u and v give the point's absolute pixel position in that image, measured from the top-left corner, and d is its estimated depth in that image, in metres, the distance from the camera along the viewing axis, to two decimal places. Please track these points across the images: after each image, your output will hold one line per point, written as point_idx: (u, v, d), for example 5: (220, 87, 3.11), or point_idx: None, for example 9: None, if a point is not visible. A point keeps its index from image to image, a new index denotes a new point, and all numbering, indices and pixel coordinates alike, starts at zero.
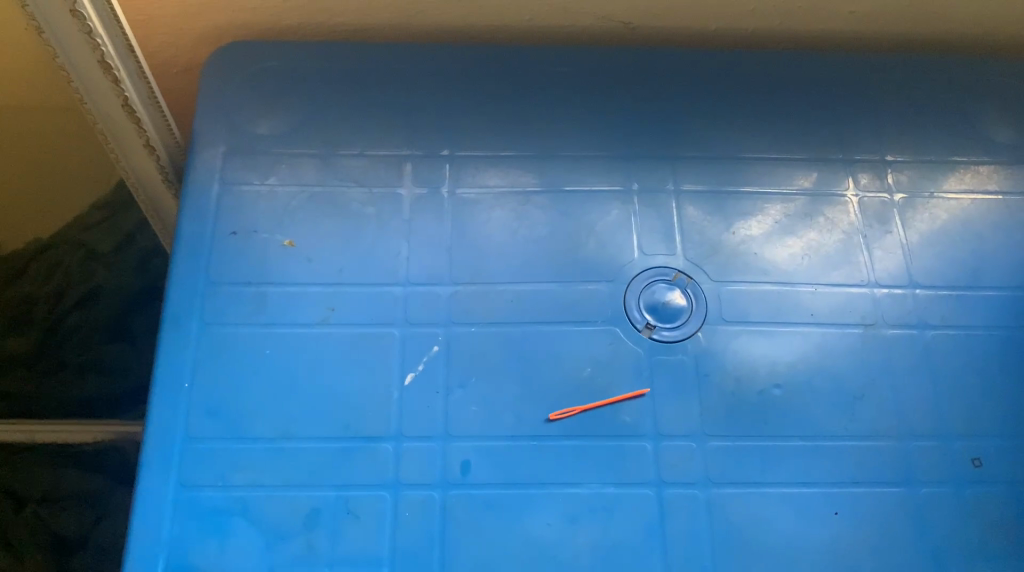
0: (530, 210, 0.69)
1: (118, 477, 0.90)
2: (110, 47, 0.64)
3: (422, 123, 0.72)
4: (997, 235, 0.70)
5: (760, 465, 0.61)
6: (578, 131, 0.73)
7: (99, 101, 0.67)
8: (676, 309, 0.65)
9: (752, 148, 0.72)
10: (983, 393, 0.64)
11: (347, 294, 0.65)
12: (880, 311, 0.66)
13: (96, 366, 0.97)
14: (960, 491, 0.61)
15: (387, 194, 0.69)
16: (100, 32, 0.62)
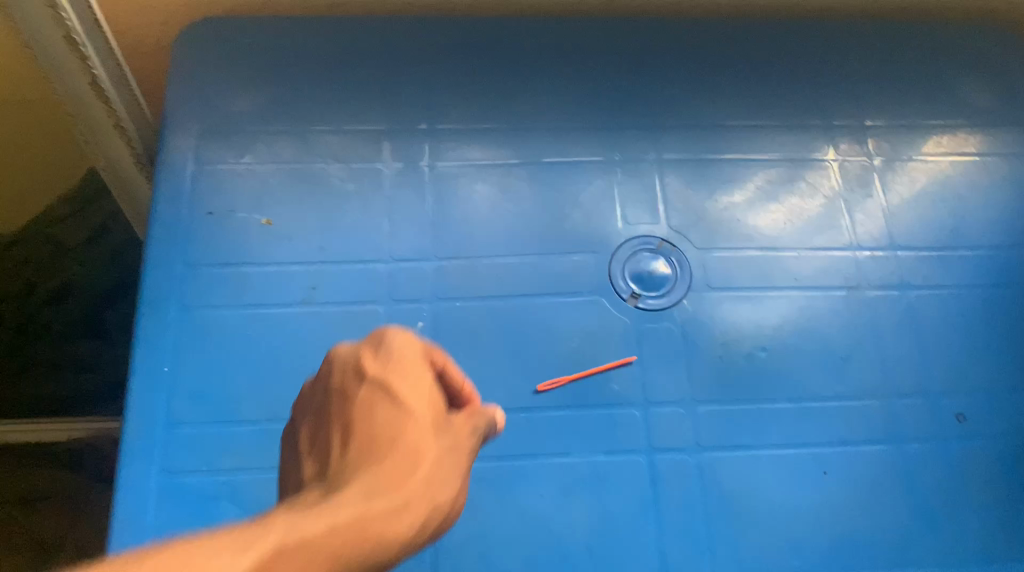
0: (513, 183, 0.69)
1: (99, 476, 0.89)
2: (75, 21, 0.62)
3: (400, 97, 0.71)
4: (975, 195, 0.70)
5: (750, 428, 0.61)
6: (560, 103, 0.72)
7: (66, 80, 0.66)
8: (662, 278, 0.65)
9: (731, 115, 0.72)
10: (965, 350, 0.64)
11: (329, 273, 0.65)
12: (863, 273, 0.66)
13: (72, 362, 0.92)
14: (946, 446, 0.61)
15: (367, 170, 0.68)
16: (65, 6, 0.61)
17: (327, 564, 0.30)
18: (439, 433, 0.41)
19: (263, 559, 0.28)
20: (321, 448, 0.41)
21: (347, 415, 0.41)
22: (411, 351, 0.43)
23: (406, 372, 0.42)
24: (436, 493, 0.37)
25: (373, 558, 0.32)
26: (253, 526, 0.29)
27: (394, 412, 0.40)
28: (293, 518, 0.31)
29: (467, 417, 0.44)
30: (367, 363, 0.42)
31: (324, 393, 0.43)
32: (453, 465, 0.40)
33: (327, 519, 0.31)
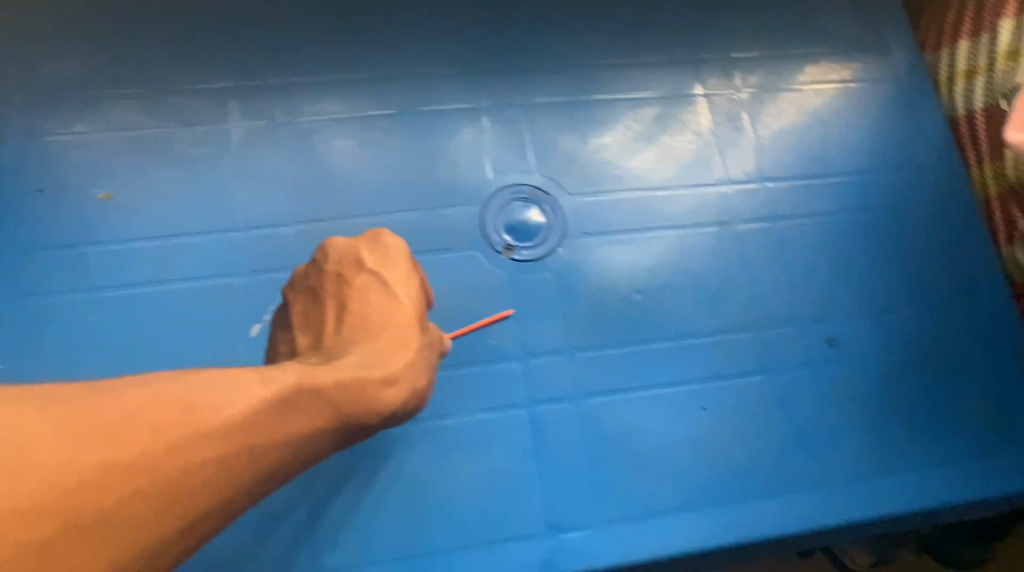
0: (375, 136, 0.65)
1: None
2: None
3: (247, 52, 0.66)
4: (843, 121, 0.70)
5: (628, 371, 0.60)
6: (421, 49, 0.68)
7: None
8: (535, 227, 0.64)
9: (598, 54, 0.70)
10: (836, 276, 0.65)
11: (179, 247, 0.61)
12: (734, 208, 0.66)
13: None
14: (819, 371, 0.62)
15: (215, 131, 0.64)
16: None
17: (330, 412, 0.37)
18: (423, 326, 0.47)
19: (281, 397, 0.34)
20: (311, 327, 0.48)
21: (340, 298, 0.48)
22: (402, 251, 0.50)
23: (398, 269, 0.49)
24: (416, 374, 0.44)
25: (361, 415, 0.39)
26: (274, 369, 0.36)
27: (385, 301, 0.47)
28: (307, 367, 0.38)
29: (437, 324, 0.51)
30: (363, 258, 0.49)
31: (317, 277, 0.50)
32: (433, 357, 0.47)
33: (334, 375, 0.38)
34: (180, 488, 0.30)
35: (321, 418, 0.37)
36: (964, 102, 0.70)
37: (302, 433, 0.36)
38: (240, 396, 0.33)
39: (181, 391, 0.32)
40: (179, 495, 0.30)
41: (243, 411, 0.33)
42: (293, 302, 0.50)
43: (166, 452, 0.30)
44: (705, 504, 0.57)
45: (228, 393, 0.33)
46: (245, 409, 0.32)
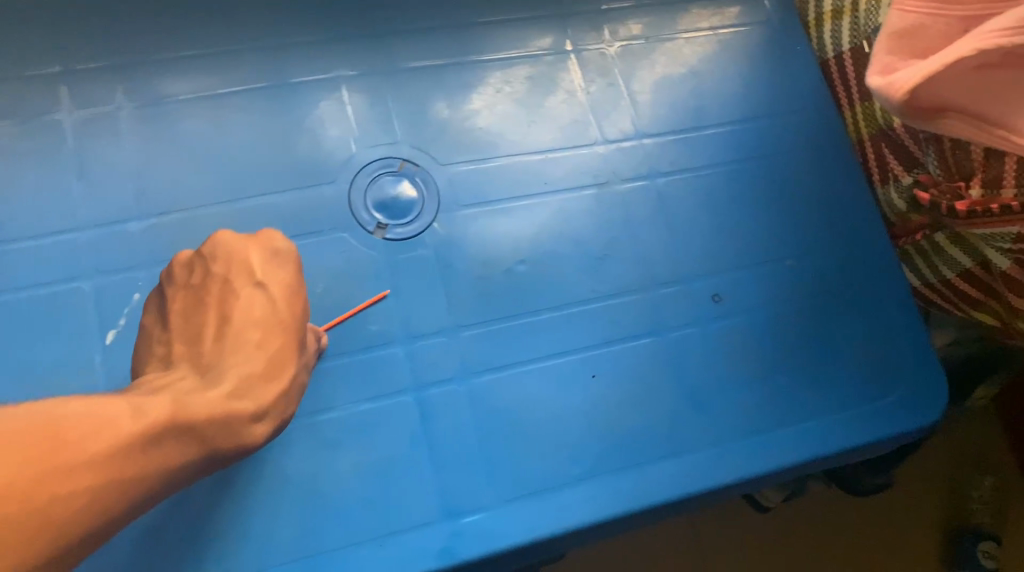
0: (226, 115, 0.60)
1: None
2: None
3: (73, 31, 0.60)
4: (716, 70, 0.69)
5: (514, 345, 0.58)
6: (270, 18, 0.63)
7: None
8: (407, 203, 0.61)
9: (462, 11, 0.67)
10: (718, 229, 0.64)
11: (13, 253, 0.55)
12: (612, 167, 0.64)
13: None
14: (707, 327, 0.61)
15: (43, 123, 0.58)
16: None
17: (196, 446, 0.40)
18: (301, 342, 0.48)
19: (152, 427, 0.38)
20: (185, 330, 0.47)
21: (221, 304, 0.47)
22: (293, 258, 0.49)
23: (289, 278, 0.49)
24: (286, 404, 0.47)
25: (231, 444, 0.43)
26: (151, 400, 0.39)
27: (272, 319, 0.47)
28: (182, 397, 0.41)
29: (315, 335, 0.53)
30: (253, 263, 0.48)
31: (202, 275, 0.48)
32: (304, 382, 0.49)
33: (208, 408, 0.41)
34: (42, 516, 0.33)
35: (191, 445, 0.40)
36: (832, 44, 0.69)
37: (171, 464, 0.39)
38: (112, 428, 0.36)
39: (58, 417, 0.35)
40: (44, 521, 0.33)
41: (113, 444, 0.36)
42: (168, 296, 0.48)
43: (32, 479, 0.33)
44: (601, 472, 0.56)
45: (100, 424, 0.36)
46: (111, 442, 0.36)
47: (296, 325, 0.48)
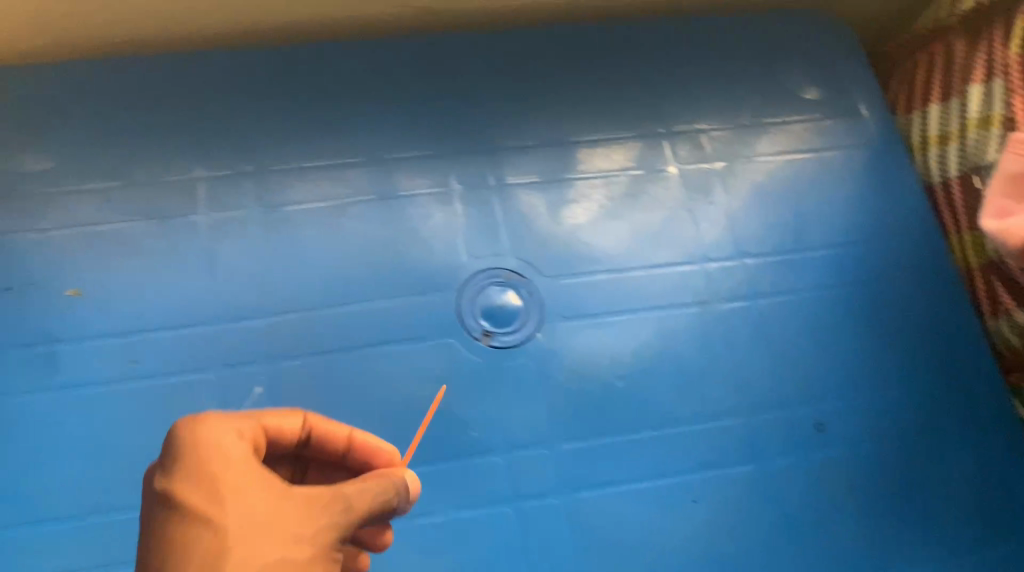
0: (347, 222, 0.64)
1: None
2: None
3: (215, 138, 0.65)
4: (817, 190, 0.69)
5: (613, 463, 0.59)
6: (391, 129, 0.68)
7: None
8: (512, 311, 0.62)
9: (570, 125, 0.70)
10: (821, 354, 0.64)
11: (145, 344, 0.59)
12: (713, 286, 0.65)
13: None
14: (808, 457, 0.61)
15: (182, 223, 0.62)
16: None
17: None
18: (250, 530, 0.38)
19: None
20: None
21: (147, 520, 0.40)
22: (194, 443, 0.40)
23: (196, 476, 0.39)
24: None
25: None
26: None
27: (190, 531, 0.38)
28: None
29: (293, 514, 0.39)
30: (158, 466, 0.40)
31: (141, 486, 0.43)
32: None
33: None
34: None
35: None
36: (938, 170, 0.69)
37: None
38: None
39: None
40: None
41: None
42: None
43: None
44: None
45: None
46: None
47: (233, 515, 0.38)
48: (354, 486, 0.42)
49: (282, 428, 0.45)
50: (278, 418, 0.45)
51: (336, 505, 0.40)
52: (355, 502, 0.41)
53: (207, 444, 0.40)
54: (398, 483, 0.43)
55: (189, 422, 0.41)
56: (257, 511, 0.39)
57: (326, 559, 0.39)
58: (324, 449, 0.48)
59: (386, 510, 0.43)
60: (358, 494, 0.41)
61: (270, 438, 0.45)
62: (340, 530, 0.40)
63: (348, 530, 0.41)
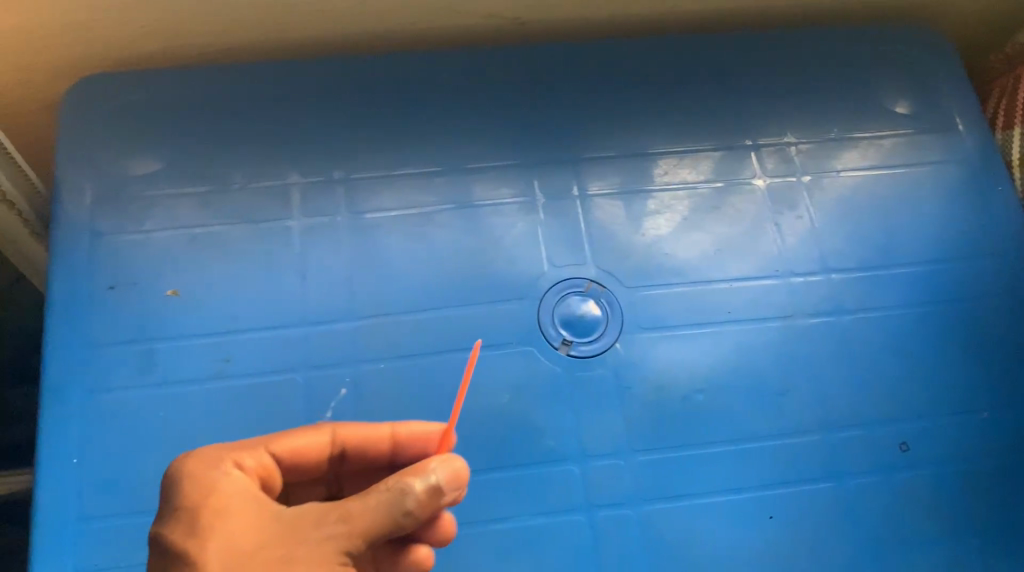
0: (432, 230, 0.65)
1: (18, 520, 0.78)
2: None
3: (308, 146, 0.68)
4: (905, 206, 0.68)
5: (689, 476, 0.59)
6: (477, 140, 0.69)
7: None
8: (592, 321, 0.63)
9: (653, 137, 0.70)
10: (907, 374, 0.63)
11: (237, 344, 0.61)
12: (796, 301, 0.64)
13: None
14: (890, 479, 0.60)
15: (275, 227, 0.65)
16: None
17: None
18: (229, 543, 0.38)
19: None
20: None
21: None
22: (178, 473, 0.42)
23: (181, 511, 0.40)
24: None
25: None
26: None
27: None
28: None
29: (270, 532, 0.39)
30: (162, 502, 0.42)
31: None
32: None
33: None
34: None
35: None
36: None
37: None
38: None
39: None
40: None
41: None
42: None
43: None
44: None
45: None
46: None
47: (217, 535, 0.39)
48: (360, 498, 0.40)
49: (307, 448, 0.47)
50: (297, 439, 0.47)
51: (331, 515, 0.39)
52: (353, 513, 0.39)
53: (197, 475, 0.42)
54: (425, 479, 0.40)
55: (185, 460, 0.43)
56: (235, 534, 0.39)
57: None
58: (364, 456, 0.49)
59: (403, 515, 0.39)
60: (355, 504, 0.39)
61: (291, 463, 0.47)
62: (335, 542, 0.38)
63: (349, 544, 0.38)
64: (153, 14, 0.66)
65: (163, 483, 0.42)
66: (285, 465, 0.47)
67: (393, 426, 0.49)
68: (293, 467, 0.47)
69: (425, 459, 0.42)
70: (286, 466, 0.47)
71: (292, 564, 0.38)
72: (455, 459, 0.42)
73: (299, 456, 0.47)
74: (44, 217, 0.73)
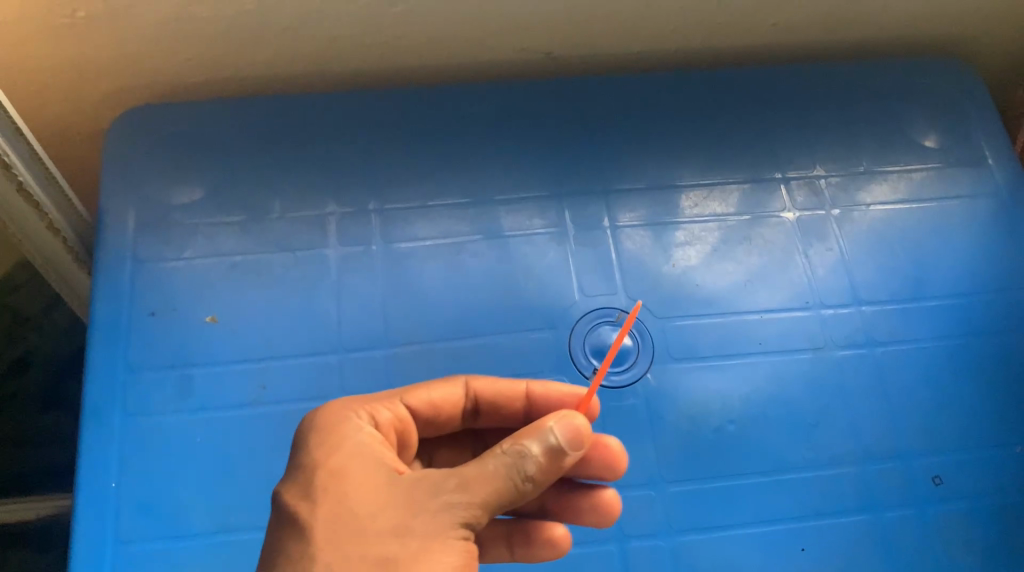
0: (465, 260, 0.67)
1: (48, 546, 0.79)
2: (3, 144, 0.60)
3: (346, 177, 0.70)
4: (937, 239, 0.68)
5: (722, 507, 0.59)
6: (510, 172, 0.70)
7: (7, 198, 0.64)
8: (625, 350, 0.63)
9: (683, 169, 0.71)
10: (939, 406, 0.63)
11: (274, 370, 0.62)
12: (828, 332, 0.64)
13: (24, 438, 0.82)
14: (925, 511, 0.59)
15: (313, 255, 0.66)
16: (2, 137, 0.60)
17: None
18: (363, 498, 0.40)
19: None
20: None
21: None
22: (312, 425, 0.44)
23: (305, 467, 0.42)
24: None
25: None
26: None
27: (277, 538, 0.39)
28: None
29: (387, 501, 0.39)
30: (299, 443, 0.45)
31: None
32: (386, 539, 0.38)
33: None
34: None
35: None
36: None
37: None
38: None
39: None
40: None
41: None
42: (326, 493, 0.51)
43: None
44: None
45: None
46: None
47: (349, 488, 0.40)
48: (478, 465, 0.40)
49: (442, 400, 0.50)
50: (433, 392, 0.49)
51: (449, 483, 0.40)
52: (473, 478, 0.40)
53: (328, 431, 0.43)
54: (542, 441, 0.41)
55: (320, 410, 0.46)
56: (352, 499, 0.40)
57: (442, 546, 0.38)
58: (496, 410, 0.52)
59: (524, 477, 0.40)
60: (474, 470, 0.40)
61: (428, 413, 0.49)
62: (457, 511, 0.39)
63: (472, 508, 0.39)
64: (200, 45, 0.68)
65: (298, 434, 0.44)
66: (422, 418, 0.49)
67: (525, 383, 0.52)
68: (431, 419, 0.50)
69: (541, 418, 0.43)
70: (421, 418, 0.50)
71: (409, 535, 0.38)
72: (573, 417, 0.43)
73: (436, 407, 0.50)
74: (86, 244, 0.74)
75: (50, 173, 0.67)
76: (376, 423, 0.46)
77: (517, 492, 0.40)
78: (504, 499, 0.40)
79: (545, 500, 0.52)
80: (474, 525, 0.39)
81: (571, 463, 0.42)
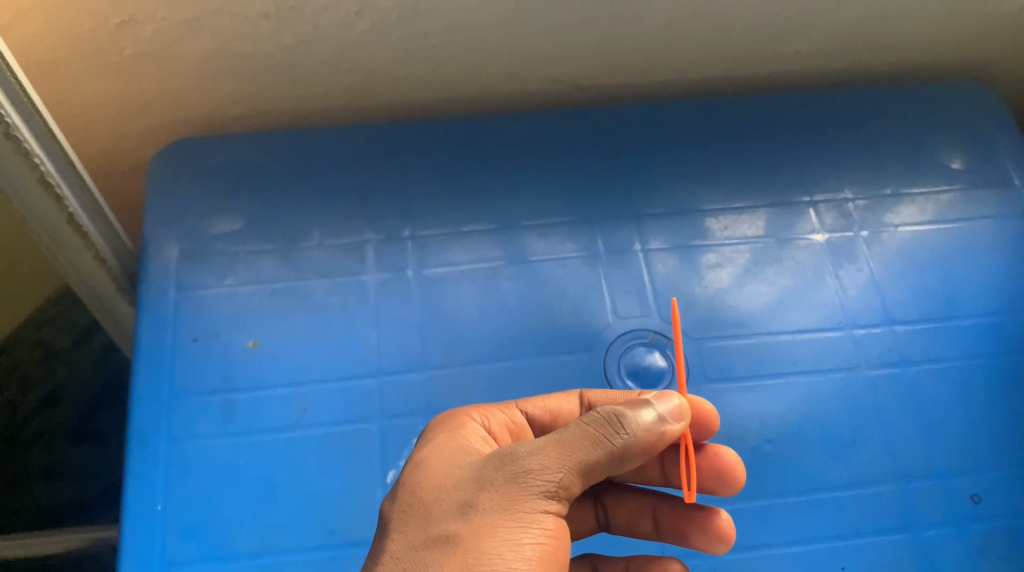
0: (500, 283, 0.68)
1: None
2: (54, 174, 0.63)
3: (381, 205, 0.71)
4: (965, 259, 0.69)
5: (762, 527, 0.59)
6: (539, 198, 0.72)
7: (56, 228, 0.66)
8: (659, 372, 0.64)
9: (708, 193, 0.72)
10: (975, 424, 0.63)
11: (315, 393, 0.63)
12: (862, 352, 0.65)
13: (61, 469, 0.83)
14: (964, 530, 0.59)
15: (352, 281, 0.68)
16: (54, 169, 0.63)
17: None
18: (442, 484, 0.45)
19: None
20: None
21: None
22: (437, 422, 0.52)
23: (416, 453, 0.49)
24: (408, 553, 0.42)
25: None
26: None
27: None
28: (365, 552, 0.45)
29: (454, 485, 0.44)
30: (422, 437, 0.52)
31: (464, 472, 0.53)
32: (457, 517, 0.42)
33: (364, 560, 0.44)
34: None
35: None
36: None
37: None
38: None
39: None
40: None
41: None
42: None
43: None
44: None
45: None
46: None
47: (435, 472, 0.46)
48: (570, 428, 0.44)
49: (557, 407, 0.54)
50: (549, 401, 0.54)
51: (531, 448, 0.44)
52: (566, 440, 0.44)
53: (445, 422, 0.51)
54: (641, 413, 0.45)
55: (440, 418, 0.53)
56: (422, 486, 0.45)
57: (512, 517, 0.42)
58: None
59: (616, 441, 0.44)
60: (567, 433, 0.44)
61: (545, 422, 0.54)
62: (542, 476, 0.43)
63: (560, 469, 0.43)
64: (241, 80, 0.71)
65: (426, 431, 0.52)
66: (541, 426, 0.54)
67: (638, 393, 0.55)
68: (548, 427, 0.54)
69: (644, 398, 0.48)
70: (539, 428, 0.54)
71: (471, 512, 0.42)
72: (670, 398, 0.47)
73: (553, 414, 0.54)
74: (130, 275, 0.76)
75: (99, 203, 0.69)
76: (489, 424, 0.52)
77: (607, 456, 0.44)
78: (592, 462, 0.44)
79: (658, 517, 0.55)
80: (560, 487, 0.43)
81: (669, 438, 0.46)
